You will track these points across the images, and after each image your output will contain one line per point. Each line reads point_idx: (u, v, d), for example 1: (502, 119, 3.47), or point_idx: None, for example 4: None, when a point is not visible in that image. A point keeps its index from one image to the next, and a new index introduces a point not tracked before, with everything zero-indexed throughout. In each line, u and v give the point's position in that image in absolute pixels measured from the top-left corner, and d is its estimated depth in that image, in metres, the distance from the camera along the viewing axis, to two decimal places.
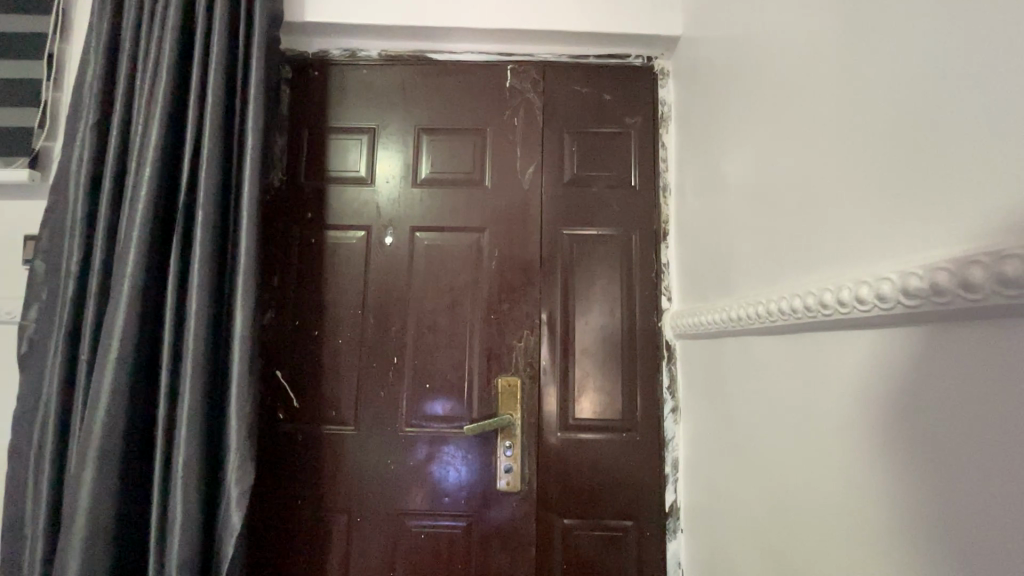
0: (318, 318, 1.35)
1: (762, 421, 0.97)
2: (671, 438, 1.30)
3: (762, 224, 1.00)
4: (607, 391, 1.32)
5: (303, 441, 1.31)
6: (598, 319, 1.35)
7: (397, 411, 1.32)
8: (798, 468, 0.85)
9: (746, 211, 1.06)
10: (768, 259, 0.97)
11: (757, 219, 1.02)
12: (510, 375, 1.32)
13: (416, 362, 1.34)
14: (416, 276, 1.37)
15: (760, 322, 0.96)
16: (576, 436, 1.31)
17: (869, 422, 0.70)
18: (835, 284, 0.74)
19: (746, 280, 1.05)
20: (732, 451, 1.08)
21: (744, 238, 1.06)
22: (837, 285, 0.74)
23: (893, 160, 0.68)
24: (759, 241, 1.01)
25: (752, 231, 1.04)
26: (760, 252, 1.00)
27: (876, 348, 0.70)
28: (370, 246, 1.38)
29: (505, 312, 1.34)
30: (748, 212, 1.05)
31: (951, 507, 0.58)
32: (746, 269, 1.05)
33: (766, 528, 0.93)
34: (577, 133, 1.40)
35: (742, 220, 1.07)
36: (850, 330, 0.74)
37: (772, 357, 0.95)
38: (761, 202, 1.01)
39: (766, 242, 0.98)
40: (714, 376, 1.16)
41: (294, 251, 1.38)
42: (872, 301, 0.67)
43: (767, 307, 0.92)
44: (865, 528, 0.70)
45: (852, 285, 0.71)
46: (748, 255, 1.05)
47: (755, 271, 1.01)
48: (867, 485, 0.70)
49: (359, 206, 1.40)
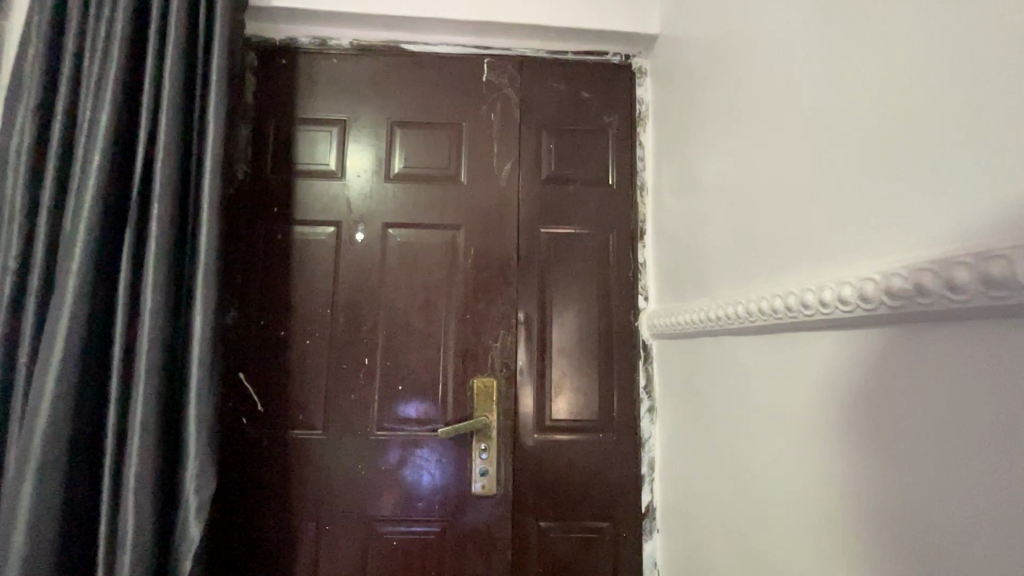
0: (284, 318, 1.29)
1: (740, 419, 0.97)
2: (647, 438, 1.30)
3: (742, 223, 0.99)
4: (584, 391, 1.31)
5: (268, 447, 1.25)
6: (574, 318, 1.33)
7: (369, 414, 1.27)
8: (775, 464, 0.85)
9: (725, 210, 1.06)
10: (748, 258, 0.96)
11: (737, 218, 1.01)
12: (486, 376, 1.29)
13: (388, 363, 1.29)
14: (389, 274, 1.32)
15: (739, 322, 0.95)
16: (553, 437, 1.29)
17: (850, 420, 0.70)
18: (815, 285, 0.74)
19: (725, 279, 1.04)
20: (709, 450, 1.08)
21: (723, 237, 1.06)
22: (816, 286, 0.74)
23: (875, 160, 0.68)
24: (739, 240, 1.00)
25: (731, 229, 1.03)
26: (739, 251, 0.99)
27: (858, 348, 0.70)
28: (340, 243, 1.33)
29: (481, 311, 1.31)
30: (726, 211, 1.05)
31: (928, 505, 0.59)
32: (725, 268, 1.05)
33: (743, 528, 0.93)
34: (554, 130, 1.38)
35: (721, 218, 1.07)
36: (829, 329, 0.74)
37: (751, 356, 0.94)
38: (741, 201, 1.00)
39: (745, 243, 0.98)
40: (691, 374, 1.16)
41: (259, 247, 1.31)
42: (851, 302, 0.67)
43: (747, 307, 0.91)
44: (843, 525, 0.70)
45: (832, 285, 0.70)
46: (726, 254, 1.04)
47: (735, 270, 1.01)
48: (845, 481, 0.70)
49: (329, 200, 1.34)
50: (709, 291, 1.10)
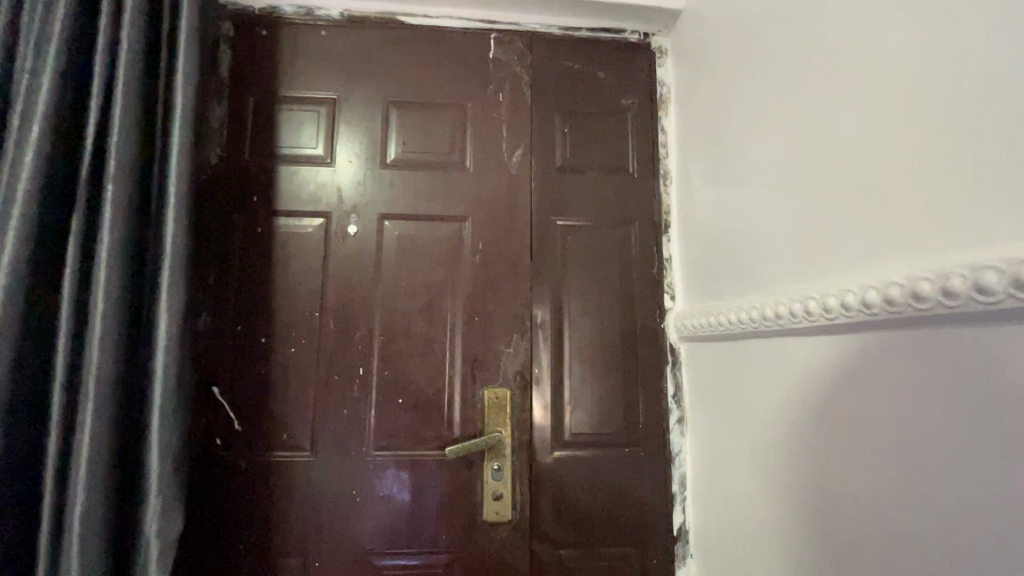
0: (265, 322, 1.12)
1: (801, 434, 0.84)
2: (677, 452, 1.17)
3: (797, 208, 0.87)
4: (605, 402, 1.17)
5: (247, 472, 1.08)
6: (594, 320, 1.19)
7: (364, 431, 1.11)
8: (863, 487, 0.72)
9: (772, 194, 0.93)
10: (807, 247, 0.84)
11: (790, 203, 0.88)
12: (497, 386, 1.15)
13: (386, 373, 1.14)
14: (385, 272, 1.17)
15: (798, 322, 0.82)
16: (573, 453, 1.15)
17: (985, 437, 0.58)
18: (927, 272, 0.62)
19: (774, 273, 0.91)
20: (755, 465, 0.95)
21: (770, 226, 0.93)
22: (931, 273, 0.62)
23: (1013, 123, 0.56)
24: (793, 228, 0.87)
25: (782, 216, 0.90)
26: (795, 239, 0.87)
27: (993, 345, 0.58)
28: (329, 237, 1.17)
29: (491, 313, 1.17)
30: (775, 196, 0.92)
31: None
32: (774, 261, 0.92)
33: (808, 554, 0.81)
34: (568, 113, 1.26)
35: (767, 205, 0.95)
36: (947, 326, 0.62)
37: (815, 362, 0.81)
38: (795, 183, 0.87)
39: (798, 231, 0.86)
40: (728, 382, 1.04)
41: (234, 241, 1.14)
42: (1001, 289, 0.55)
43: (812, 304, 0.78)
44: (976, 562, 0.58)
45: (963, 273, 0.58)
46: (776, 244, 0.92)
47: (788, 262, 0.88)
48: (980, 510, 0.58)
49: (316, 188, 1.18)
50: (752, 288, 0.98)
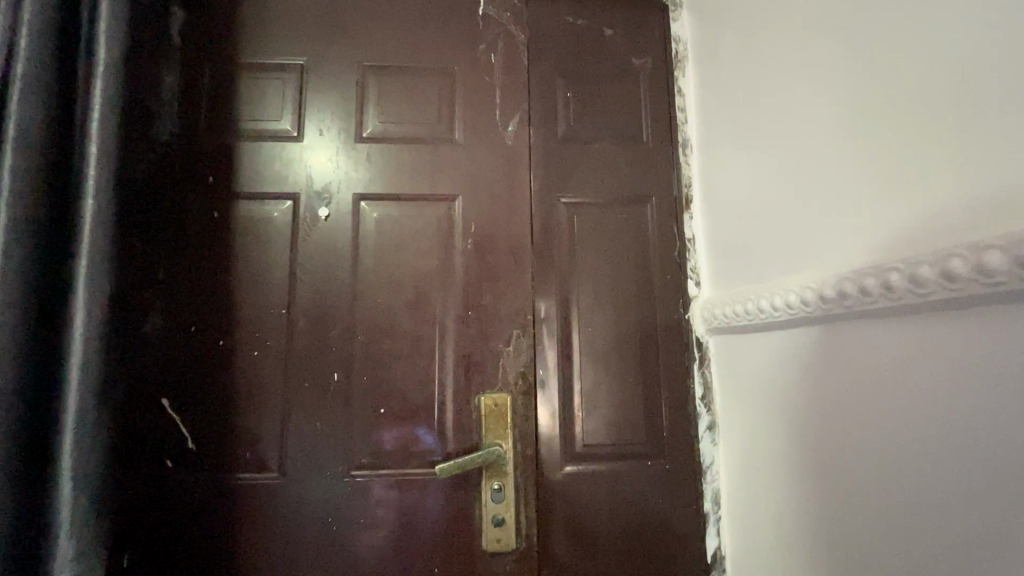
0: (225, 322, 0.96)
1: (850, 439, 0.71)
2: (709, 465, 1.00)
3: (850, 164, 0.70)
4: (623, 407, 1.00)
5: (204, 498, 0.92)
6: (607, 313, 1.03)
7: (339, 447, 0.95)
8: (941, 500, 0.59)
9: (816, 151, 0.77)
10: (870, 210, 0.68)
11: (840, 159, 0.72)
12: (496, 392, 0.98)
13: (366, 378, 0.97)
14: (363, 262, 1.01)
15: (855, 303, 0.67)
16: (586, 468, 0.98)
17: None
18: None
19: (824, 246, 0.75)
20: (799, 478, 0.80)
21: (814, 189, 0.77)
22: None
23: None
24: (847, 188, 0.71)
25: (830, 176, 0.74)
26: (850, 202, 0.71)
27: None
28: (298, 222, 1.01)
29: (488, 306, 1.00)
30: (819, 153, 0.76)
31: None
32: (821, 231, 0.75)
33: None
34: (570, 76, 1.09)
35: (809, 165, 0.78)
36: None
37: (871, 351, 0.68)
38: (846, 134, 0.71)
39: (855, 191, 0.70)
40: (762, 380, 0.88)
41: (186, 231, 0.98)
42: None
43: (879, 278, 0.64)
44: None
45: None
46: (822, 211, 0.75)
47: (841, 231, 0.72)
48: None
49: (284, 168, 1.03)
50: (793, 266, 0.81)
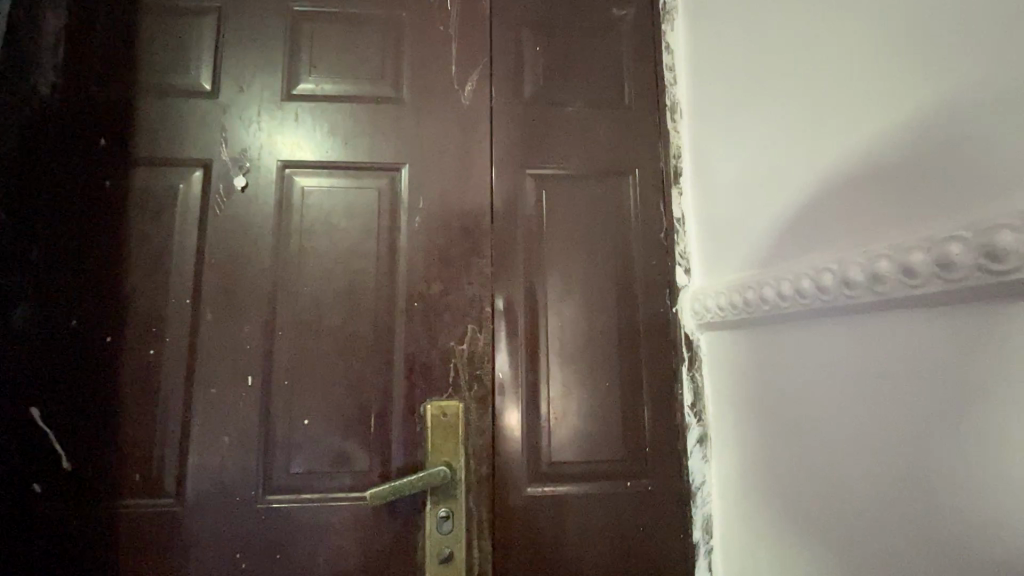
0: (112, 315, 0.79)
1: (882, 455, 0.56)
2: (699, 485, 0.83)
3: (889, 117, 0.56)
4: (597, 417, 0.84)
5: (81, 530, 0.75)
6: (580, 306, 0.87)
7: (252, 467, 0.78)
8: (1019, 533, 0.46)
9: (845, 100, 0.61)
10: (923, 167, 0.53)
11: (872, 113, 0.58)
12: (445, 399, 0.82)
13: (287, 383, 0.81)
14: (287, 244, 0.84)
15: (895, 288, 0.53)
16: (552, 490, 0.82)
17: None
18: None
19: (850, 216, 0.60)
20: (809, 501, 0.65)
21: (838, 148, 0.62)
22: None
23: None
24: (890, 140, 0.56)
25: (862, 130, 0.59)
26: (893, 159, 0.56)
27: None
28: (209, 194, 0.84)
29: (437, 296, 0.84)
30: (849, 102, 0.61)
31: None
32: (846, 199, 0.60)
33: None
34: (540, 29, 0.93)
35: (832, 118, 0.63)
36: None
37: (913, 346, 0.54)
38: (892, 76, 0.57)
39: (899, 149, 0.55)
40: (760, 383, 0.74)
41: (70, 202, 0.81)
42: None
43: (936, 251, 0.49)
44: None
45: None
46: (851, 174, 0.60)
47: (878, 197, 0.57)
48: None
49: (193, 129, 0.85)
50: (805, 245, 0.66)
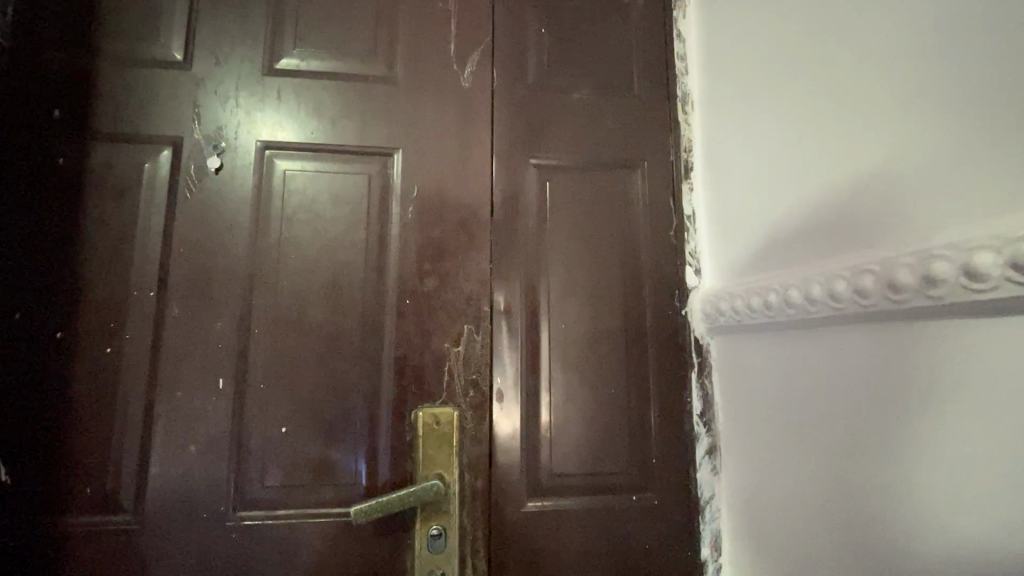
0: (64, 308, 0.70)
1: (933, 473, 0.51)
2: (708, 500, 0.78)
3: (932, 109, 0.52)
4: (601, 426, 0.78)
5: (23, 551, 0.66)
6: (584, 307, 0.81)
7: (221, 480, 0.70)
8: None
9: (892, 84, 0.56)
10: (994, 155, 0.47)
11: (911, 104, 0.54)
12: (438, 406, 0.75)
13: (262, 387, 0.73)
14: (266, 233, 0.76)
15: (933, 294, 0.49)
16: (552, 504, 0.76)
17: None
18: None
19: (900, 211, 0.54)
20: (839, 521, 0.60)
21: (884, 136, 0.56)
22: None
23: None
24: (931, 135, 0.52)
25: (916, 116, 0.53)
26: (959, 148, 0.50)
27: None
28: (178, 176, 0.76)
29: (430, 294, 0.77)
30: (900, 86, 0.55)
31: None
32: (895, 193, 0.55)
33: None
34: (545, 9, 0.87)
35: (877, 104, 0.57)
36: None
37: (971, 356, 0.48)
38: (953, 58, 0.51)
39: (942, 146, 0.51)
40: (771, 392, 0.70)
41: (16, 180, 0.72)
42: None
43: (991, 253, 0.44)
44: None
45: None
46: (900, 164, 0.54)
47: (936, 189, 0.51)
48: None
49: (160, 103, 0.77)
50: (837, 242, 0.60)
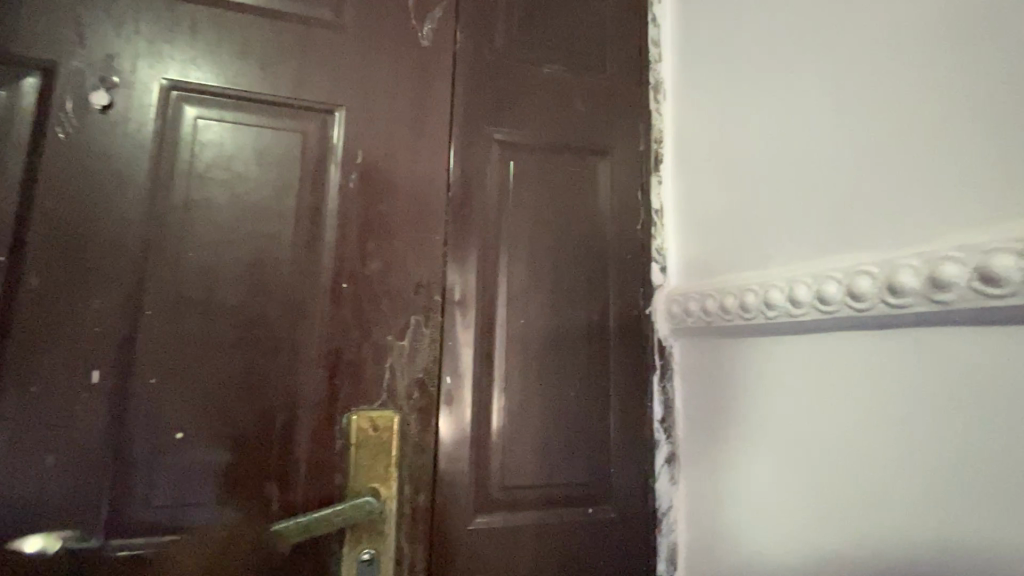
0: None
1: (931, 494, 0.46)
2: (665, 512, 0.74)
3: (915, 108, 0.49)
4: (559, 433, 0.72)
5: None
6: (545, 301, 0.74)
7: (91, 500, 0.56)
8: None
9: (896, 72, 0.51)
10: (1004, 151, 0.43)
11: (894, 102, 0.51)
12: (375, 409, 0.64)
13: (153, 383, 0.59)
14: (168, 193, 0.62)
15: (916, 304, 0.46)
16: (502, 520, 0.68)
17: None
18: None
19: (904, 208, 0.49)
20: (811, 542, 0.56)
21: (884, 126, 0.51)
22: None
23: None
24: (912, 135, 0.49)
25: (922, 103, 0.49)
26: (967, 138, 0.45)
27: None
28: (49, 110, 0.59)
29: (373, 278, 0.67)
30: (903, 75, 0.50)
31: None
32: (897, 186, 0.50)
33: None
34: None
35: (878, 91, 0.52)
36: None
37: (955, 368, 0.45)
38: (964, 42, 0.46)
39: (925, 147, 0.48)
40: (733, 399, 0.66)
41: None
42: None
43: (980, 261, 0.41)
44: None
45: None
46: (902, 156, 0.50)
47: (941, 186, 0.47)
48: None
49: (27, 14, 0.60)
50: (829, 243, 0.55)
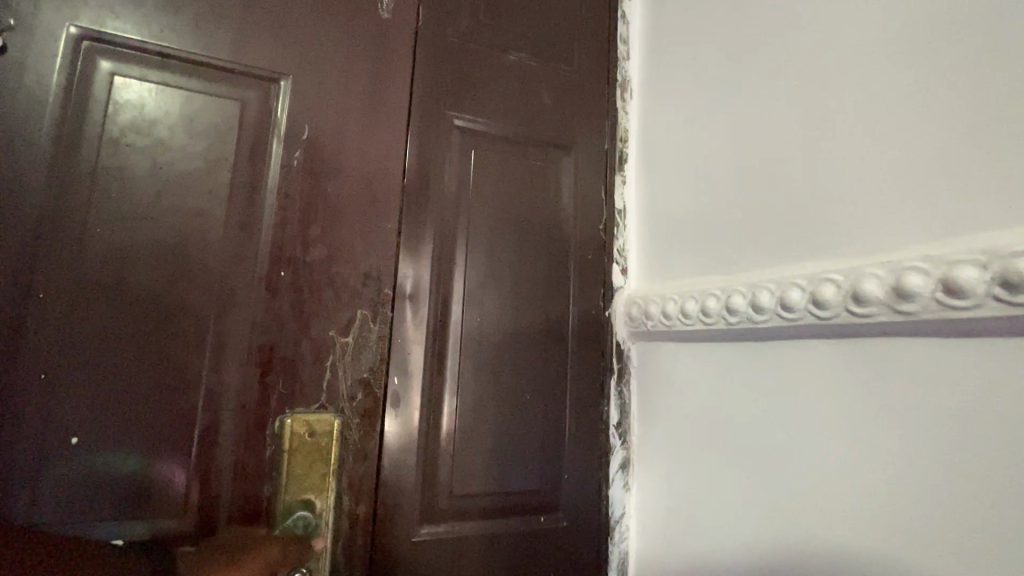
0: None
1: (884, 502, 0.47)
2: (617, 519, 0.72)
3: (881, 120, 0.50)
4: (511, 438, 0.68)
5: None
6: (503, 299, 0.70)
7: None
8: None
9: (863, 84, 0.51)
10: (965, 166, 0.44)
11: (860, 113, 0.51)
12: (313, 412, 0.59)
13: (46, 378, 0.50)
14: (74, 158, 0.53)
15: (877, 313, 0.46)
16: (449, 531, 0.64)
17: None
18: None
19: (868, 218, 0.50)
20: (764, 550, 0.55)
21: (851, 136, 0.52)
22: None
23: None
24: (877, 146, 0.50)
25: (888, 116, 0.49)
26: (930, 151, 0.46)
27: None
28: None
29: (315, 267, 0.61)
30: (870, 87, 0.51)
31: None
32: (861, 197, 0.50)
33: None
34: None
35: (846, 101, 0.53)
36: None
37: (911, 378, 0.46)
38: (929, 57, 0.47)
39: (890, 158, 0.49)
40: (689, 404, 0.65)
41: None
42: None
43: (941, 273, 0.42)
44: None
45: None
46: (868, 167, 0.50)
47: (904, 198, 0.47)
48: None
49: None
50: (795, 250, 0.55)
